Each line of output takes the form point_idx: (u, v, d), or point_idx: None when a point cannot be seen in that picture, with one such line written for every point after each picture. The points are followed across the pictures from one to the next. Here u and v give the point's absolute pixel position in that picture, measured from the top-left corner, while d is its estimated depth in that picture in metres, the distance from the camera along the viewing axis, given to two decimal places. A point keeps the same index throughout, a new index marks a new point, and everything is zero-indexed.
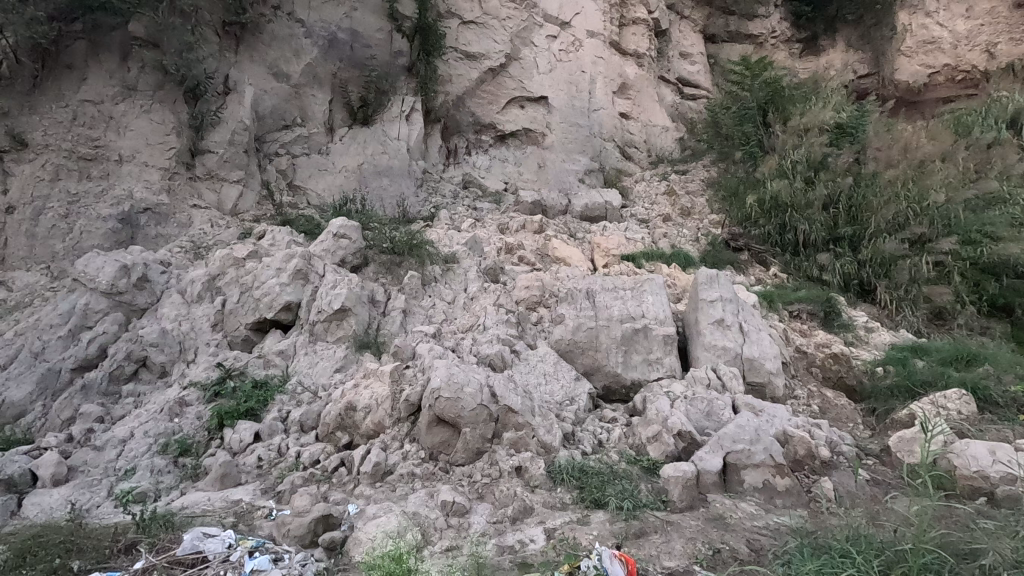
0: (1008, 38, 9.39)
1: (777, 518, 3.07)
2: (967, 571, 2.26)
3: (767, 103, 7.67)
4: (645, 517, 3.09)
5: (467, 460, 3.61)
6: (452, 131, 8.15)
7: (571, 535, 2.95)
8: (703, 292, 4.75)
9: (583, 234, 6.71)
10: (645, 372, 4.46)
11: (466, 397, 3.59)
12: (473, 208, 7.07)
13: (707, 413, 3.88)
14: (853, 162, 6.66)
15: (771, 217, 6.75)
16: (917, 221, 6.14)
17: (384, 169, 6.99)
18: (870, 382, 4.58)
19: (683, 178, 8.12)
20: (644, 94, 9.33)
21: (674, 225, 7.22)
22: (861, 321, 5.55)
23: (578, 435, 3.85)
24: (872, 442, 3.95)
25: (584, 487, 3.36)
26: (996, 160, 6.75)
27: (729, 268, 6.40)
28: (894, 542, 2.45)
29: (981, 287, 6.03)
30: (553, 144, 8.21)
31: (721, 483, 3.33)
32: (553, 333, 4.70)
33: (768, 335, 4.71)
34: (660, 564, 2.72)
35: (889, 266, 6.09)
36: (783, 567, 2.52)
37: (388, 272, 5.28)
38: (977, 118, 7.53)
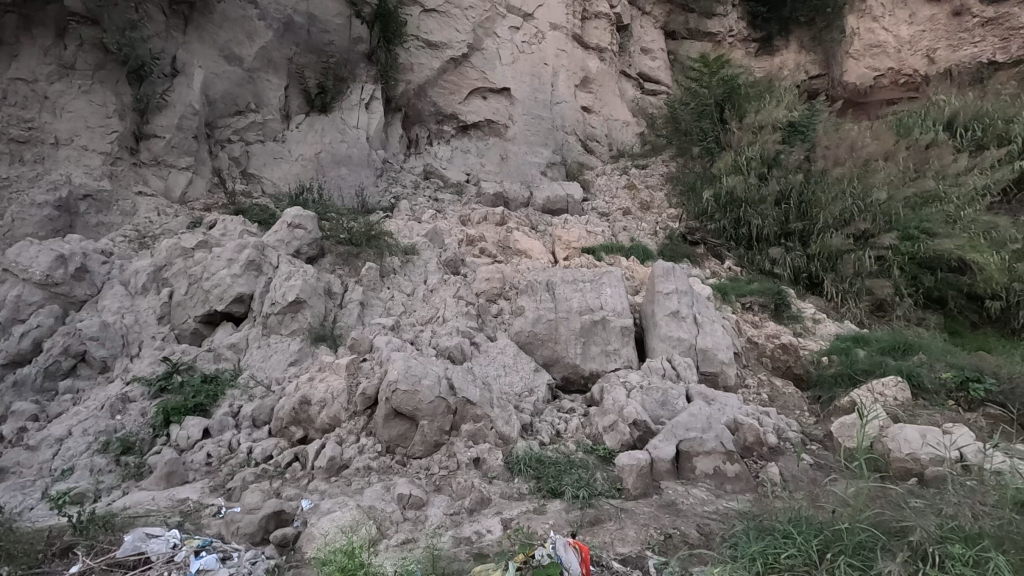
0: (947, 44, 9.84)
1: (726, 503, 3.17)
2: (897, 548, 2.39)
3: (724, 100, 7.92)
4: (600, 505, 3.15)
5: (425, 452, 3.61)
6: (413, 120, 8.03)
7: (527, 525, 2.98)
8: (660, 284, 4.84)
9: (545, 226, 6.74)
10: (604, 363, 4.53)
11: (424, 390, 3.57)
12: (434, 199, 6.98)
13: (662, 402, 3.97)
14: (803, 160, 6.93)
15: (726, 212, 6.99)
16: (862, 216, 6.41)
17: (342, 158, 6.84)
18: (816, 370, 4.79)
19: (643, 172, 8.25)
20: (607, 88, 9.41)
21: (634, 219, 7.33)
22: (809, 312, 5.78)
23: (536, 426, 3.88)
24: (817, 428, 4.14)
25: (541, 477, 3.39)
26: (934, 159, 7.10)
27: (685, 261, 6.54)
28: (832, 523, 2.57)
29: (918, 281, 6.30)
30: (515, 137, 8.19)
31: (674, 470, 3.42)
32: (513, 325, 4.71)
33: (721, 326, 4.84)
34: (614, 550, 2.78)
35: (835, 260, 6.35)
36: (729, 549, 2.61)
37: (345, 264, 5.18)
38: (918, 120, 7.91)
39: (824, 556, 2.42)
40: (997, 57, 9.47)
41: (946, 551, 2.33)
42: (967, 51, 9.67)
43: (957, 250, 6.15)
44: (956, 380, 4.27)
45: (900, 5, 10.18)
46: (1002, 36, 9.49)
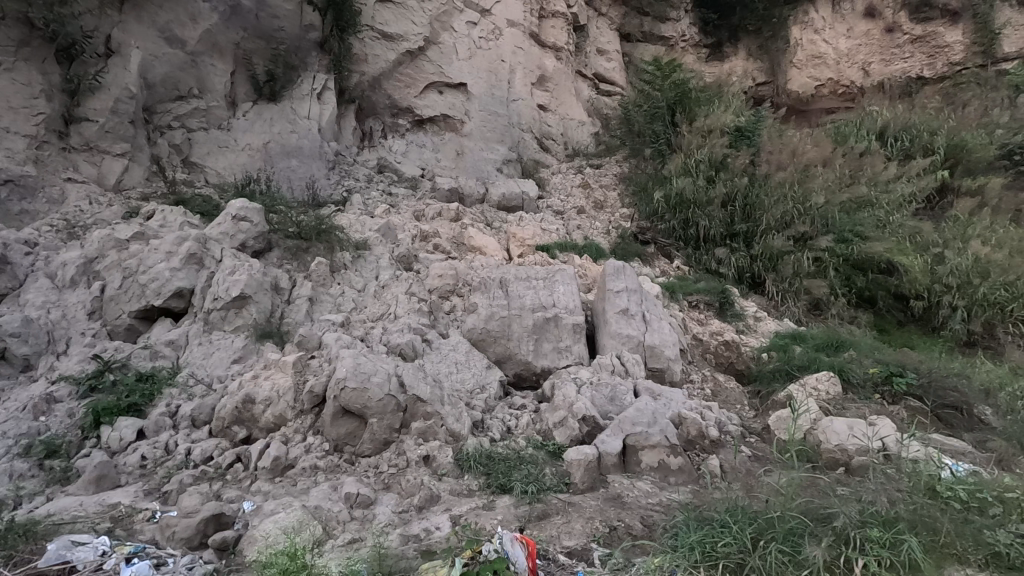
0: (880, 59, 10.48)
1: (669, 494, 3.28)
2: (823, 533, 2.54)
3: (675, 103, 8.15)
4: (548, 500, 3.21)
5: (375, 451, 3.57)
6: (367, 112, 7.88)
7: (475, 521, 3.00)
8: (610, 283, 4.95)
9: (500, 223, 6.74)
10: (555, 360, 4.58)
11: (373, 387, 3.53)
12: (387, 193, 6.87)
13: (611, 398, 4.06)
14: (748, 163, 7.21)
15: (676, 212, 7.22)
16: (801, 220, 6.74)
17: (292, 150, 6.65)
18: (756, 366, 5.01)
19: (597, 172, 8.37)
20: (563, 87, 9.49)
21: (588, 217, 7.44)
22: (751, 311, 6.02)
23: (486, 423, 3.91)
24: (756, 421, 4.33)
25: (490, 474, 3.42)
26: (868, 166, 7.52)
27: (636, 260, 6.70)
28: (765, 511, 2.71)
29: (851, 281, 6.63)
30: (471, 133, 8.15)
31: (620, 464, 3.51)
32: (466, 322, 4.71)
33: (668, 324, 4.99)
34: (560, 544, 2.84)
35: (776, 260, 6.66)
36: (670, 539, 2.71)
37: (294, 258, 5.04)
38: (853, 129, 8.37)
39: (757, 542, 2.56)
40: (924, 73, 10.17)
41: (866, 534, 2.50)
42: (898, 66, 10.36)
43: (886, 253, 6.51)
44: (883, 375, 4.55)
45: (839, 19, 10.76)
46: (929, 53, 10.19)
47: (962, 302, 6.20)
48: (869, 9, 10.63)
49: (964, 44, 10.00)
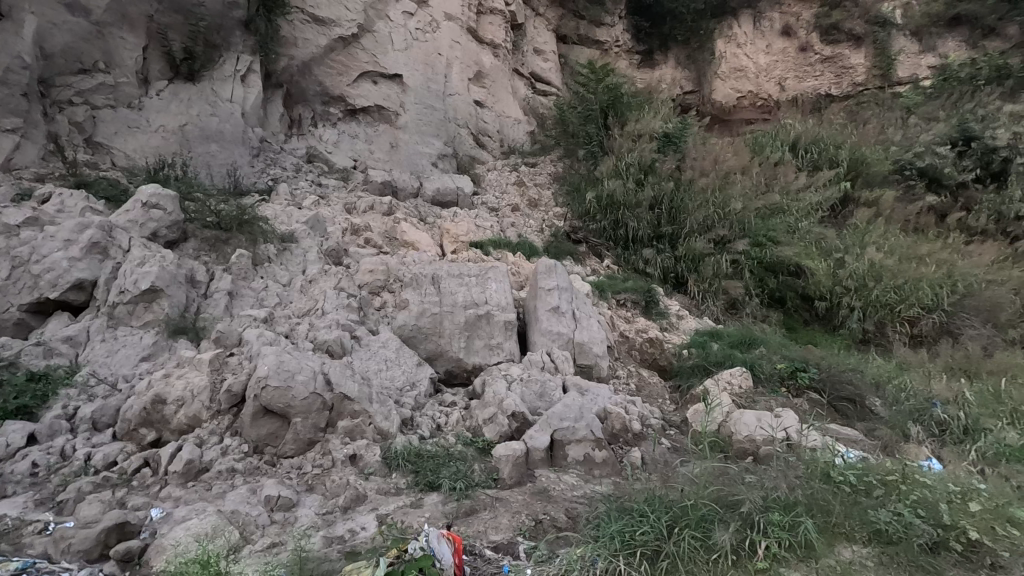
0: (795, 75, 11.33)
1: (593, 486, 3.39)
2: (730, 518, 2.76)
3: (608, 107, 8.43)
4: (476, 496, 3.25)
5: (298, 451, 3.48)
6: (295, 99, 7.56)
7: (402, 520, 2.99)
8: (542, 281, 5.04)
9: (433, 218, 6.67)
10: (486, 357, 4.60)
11: (297, 386, 3.43)
12: (317, 184, 6.62)
13: (540, 394, 4.13)
14: (674, 169, 7.59)
15: (606, 213, 7.47)
16: (720, 224, 7.16)
17: (212, 134, 6.28)
18: (678, 362, 5.28)
19: (532, 170, 8.44)
20: (499, 84, 9.49)
21: (522, 215, 7.52)
22: (674, 309, 6.32)
23: (416, 421, 3.88)
24: (675, 414, 4.56)
25: (418, 471, 3.41)
26: (782, 175, 8.07)
27: (568, 259, 6.85)
28: (680, 500, 2.88)
29: (764, 282, 7.09)
30: (406, 125, 7.99)
31: (548, 459, 3.59)
32: (396, 319, 4.64)
33: (597, 321, 5.14)
34: (486, 539, 2.88)
35: (698, 262, 7.04)
36: (592, 529, 2.81)
37: (212, 249, 4.77)
38: (769, 140, 8.97)
39: (672, 530, 2.72)
40: (832, 91, 11.11)
41: (768, 518, 2.74)
42: (810, 83, 11.24)
43: (794, 257, 7.01)
44: (789, 370, 4.93)
45: (759, 36, 11.50)
46: (836, 73, 11.15)
47: (858, 303, 6.69)
48: (785, 29, 11.46)
49: (866, 67, 10.99)
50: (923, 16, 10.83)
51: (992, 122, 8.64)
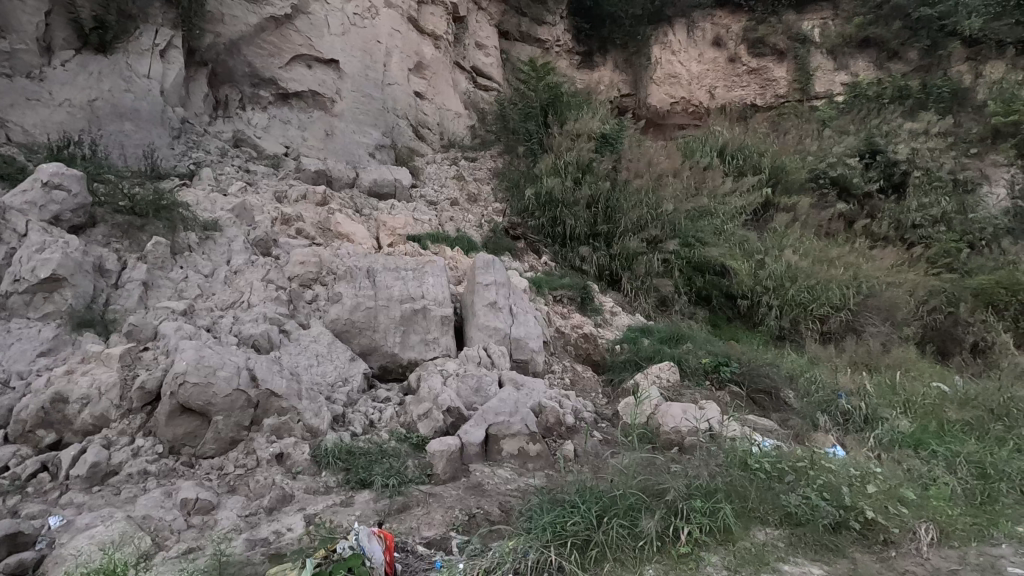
0: (723, 84, 11.96)
1: (527, 480, 3.43)
2: (656, 506, 2.88)
3: (548, 105, 8.57)
4: (409, 492, 3.20)
5: (219, 451, 3.32)
6: (222, 79, 7.13)
7: (331, 519, 2.91)
8: (479, 276, 5.02)
9: (370, 210, 6.50)
10: (422, 352, 4.54)
11: (219, 382, 3.25)
12: (244, 170, 6.28)
13: (476, 389, 4.12)
14: (611, 169, 7.78)
15: (545, 210, 7.56)
16: (653, 224, 7.42)
17: (126, 112, 5.83)
18: (610, 357, 5.44)
19: (472, 165, 8.38)
20: (440, 76, 9.34)
21: (461, 210, 7.46)
22: (608, 306, 6.49)
23: (348, 417, 3.79)
24: (607, 408, 4.70)
25: (349, 469, 3.33)
26: (711, 179, 8.46)
27: (507, 254, 6.88)
28: (609, 490, 2.97)
29: (692, 281, 7.42)
30: (342, 113, 7.73)
31: (482, 453, 3.60)
32: (329, 312, 4.50)
33: (533, 317, 5.18)
34: (418, 536, 2.86)
35: (631, 261, 7.27)
36: (524, 522, 2.83)
37: (124, 236, 4.41)
38: (699, 145, 9.38)
39: (602, 519, 2.80)
40: (757, 101, 11.82)
41: (691, 505, 2.88)
42: (737, 93, 11.89)
43: (720, 257, 7.37)
44: (713, 364, 5.19)
45: (692, 45, 12.00)
46: (760, 85, 11.87)
47: (776, 302, 7.14)
48: (716, 40, 12.06)
49: (787, 81, 11.75)
50: (837, 36, 11.69)
51: (894, 138, 9.46)
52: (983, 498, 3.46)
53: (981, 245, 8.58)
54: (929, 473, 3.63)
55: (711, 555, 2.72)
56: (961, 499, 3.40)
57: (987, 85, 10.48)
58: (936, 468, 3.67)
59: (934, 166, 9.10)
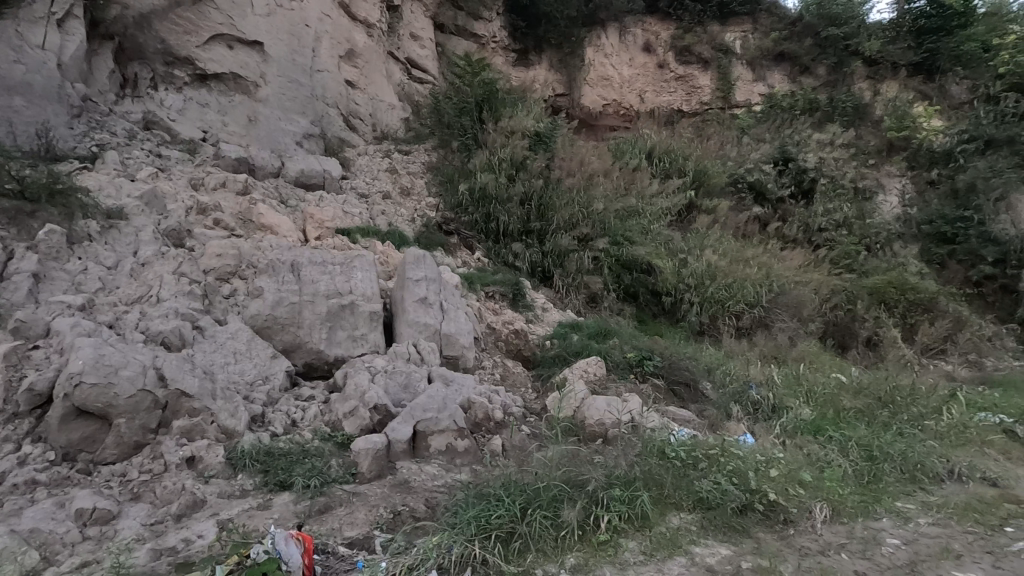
0: (653, 89, 12.42)
1: (454, 476, 3.43)
2: (578, 496, 2.98)
3: (483, 101, 8.55)
4: (332, 492, 3.13)
5: (121, 456, 3.11)
6: (130, 55, 6.61)
7: (246, 523, 2.80)
8: (409, 272, 4.97)
9: (296, 201, 6.24)
10: (349, 348, 4.43)
11: (121, 382, 3.07)
12: (155, 154, 5.85)
13: (404, 386, 4.07)
14: (544, 167, 7.90)
15: (478, 206, 7.59)
16: (584, 222, 7.62)
17: (16, 86, 5.25)
18: (541, 352, 5.54)
19: (405, 158, 8.24)
20: (373, 65, 9.05)
21: (393, 203, 7.33)
22: (539, 302, 6.59)
23: (268, 417, 3.65)
24: (536, 402, 4.79)
25: (268, 471, 3.21)
26: (640, 179, 8.76)
27: (439, 250, 6.83)
28: (534, 482, 3.05)
29: (620, 278, 7.67)
30: (267, 99, 7.34)
31: (410, 450, 3.56)
32: (249, 308, 4.29)
33: (464, 313, 5.17)
34: (340, 536, 2.80)
35: (563, 258, 7.44)
36: (449, 517, 2.85)
37: (12, 223, 4.01)
38: (629, 147, 9.70)
39: (525, 511, 2.87)
40: (683, 107, 12.38)
41: (611, 493, 3.01)
42: (665, 98, 12.38)
43: (647, 256, 7.67)
44: (637, 358, 5.40)
45: (624, 48, 12.33)
46: (687, 91, 12.43)
47: (697, 299, 7.52)
48: (646, 45, 12.46)
49: (711, 89, 12.37)
50: (756, 49, 12.42)
51: (805, 147, 10.18)
52: (870, 477, 3.81)
53: (876, 248, 9.45)
54: (825, 456, 3.95)
55: (628, 541, 2.86)
56: (852, 479, 3.74)
57: (883, 102, 11.57)
58: (831, 452, 4.00)
59: (838, 174, 9.88)
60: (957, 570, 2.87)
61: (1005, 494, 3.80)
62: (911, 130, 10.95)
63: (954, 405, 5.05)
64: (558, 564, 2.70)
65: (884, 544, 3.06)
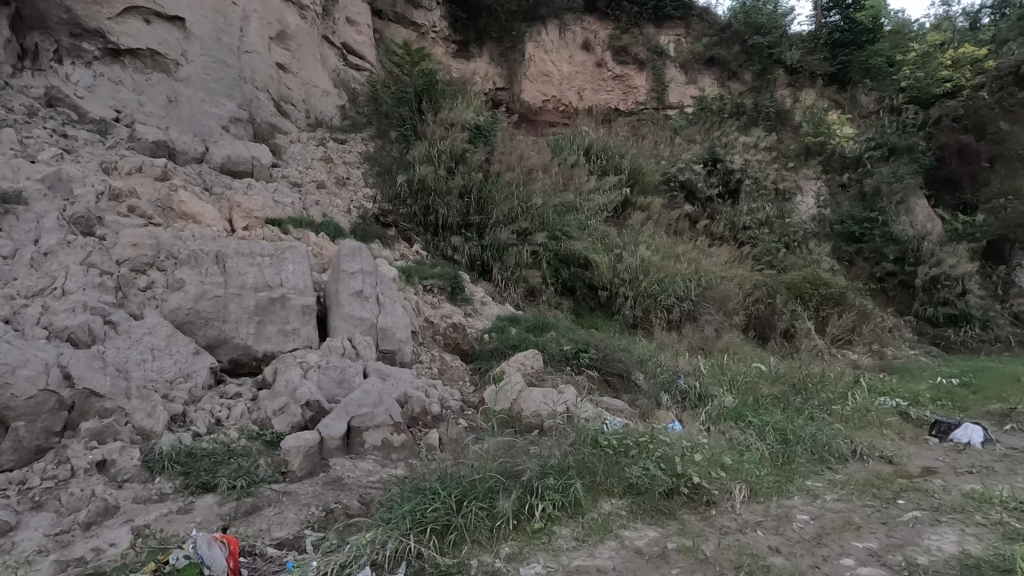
0: (591, 87, 12.64)
1: (389, 471, 3.39)
2: (513, 486, 3.04)
3: (422, 91, 8.44)
4: (259, 492, 3.02)
5: (20, 462, 2.90)
6: (29, 23, 5.97)
7: (165, 529, 2.66)
8: (345, 264, 4.82)
9: (222, 188, 5.90)
10: (279, 344, 4.26)
11: (20, 382, 2.89)
12: (60, 134, 5.36)
13: (339, 381, 3.96)
14: (484, 161, 7.91)
15: (417, 198, 7.52)
16: (522, 217, 7.70)
17: None
18: (479, 346, 5.56)
19: (341, 147, 7.98)
20: (306, 49, 8.69)
21: (328, 193, 7.10)
22: (478, 296, 6.59)
23: (189, 417, 3.46)
24: (474, 395, 4.80)
25: (190, 472, 3.06)
26: (578, 176, 8.93)
27: (376, 242, 6.69)
28: (470, 475, 3.08)
29: (558, 273, 7.79)
30: (189, 79, 6.87)
31: (344, 447, 3.48)
32: (168, 302, 4.03)
33: (402, 307, 5.09)
34: (269, 537, 2.71)
35: (501, 252, 7.48)
36: (384, 512, 2.82)
37: None
38: (567, 143, 9.86)
39: (460, 503, 2.89)
40: (620, 106, 12.70)
41: (545, 483, 3.09)
42: (603, 97, 12.66)
43: (584, 250, 7.85)
44: (574, 351, 5.52)
45: (564, 46, 12.48)
46: (623, 91, 12.76)
47: (631, 292, 7.77)
48: (585, 44, 12.69)
49: (646, 89, 12.78)
50: (688, 53, 12.93)
51: (732, 149, 10.68)
52: (784, 458, 4.11)
53: (794, 246, 10.12)
54: (745, 441, 4.21)
55: (562, 528, 2.94)
56: (768, 461, 4.01)
57: (801, 109, 12.40)
58: (750, 436, 4.27)
59: (761, 176, 10.48)
60: (856, 539, 3.12)
61: (899, 470, 4.19)
62: (826, 136, 11.76)
63: (857, 390, 5.51)
64: (493, 553, 2.73)
65: (795, 520, 3.30)
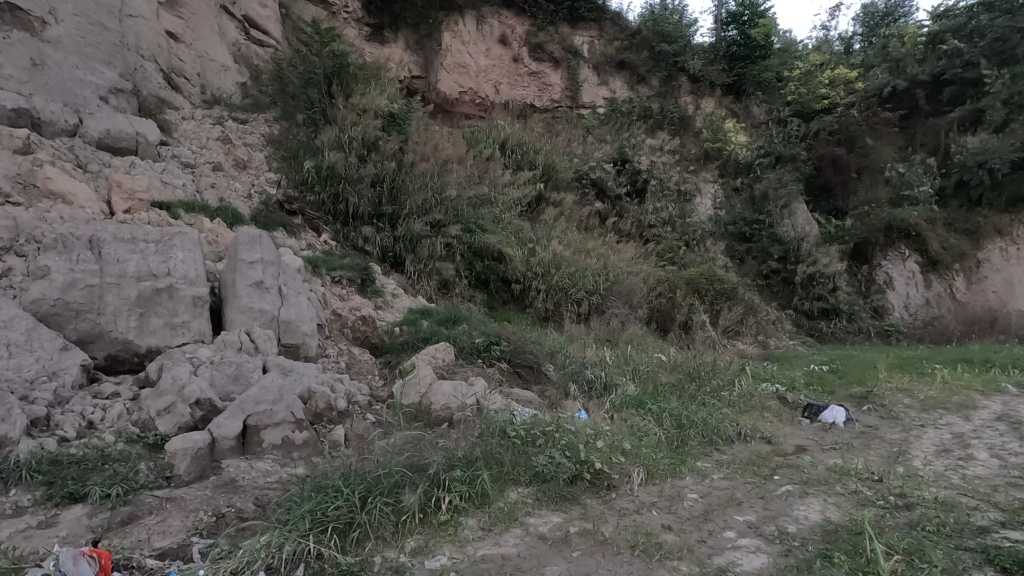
0: (507, 82, 12.70)
1: (289, 470, 3.23)
2: (419, 480, 3.02)
3: (332, 74, 8.08)
4: (138, 500, 2.78)
5: None
6: None
7: (21, 547, 2.40)
8: (243, 253, 4.51)
9: (98, 165, 5.28)
10: (166, 338, 3.91)
11: None
12: None
13: (234, 377, 3.71)
14: (397, 149, 7.73)
15: (325, 185, 7.24)
16: (436, 208, 7.61)
17: None
18: (389, 339, 5.44)
19: (241, 128, 7.42)
20: (202, 18, 7.99)
21: (225, 176, 6.62)
22: (390, 288, 6.43)
23: (54, 420, 3.12)
24: (382, 390, 4.69)
25: (55, 481, 2.79)
26: (492, 169, 8.98)
27: (280, 230, 6.34)
28: (375, 471, 3.03)
29: (472, 265, 7.79)
30: (58, 42, 6.10)
31: (239, 447, 3.27)
32: (29, 292, 3.58)
33: (307, 299, 4.86)
34: (149, 548, 2.50)
35: (414, 243, 7.36)
36: (282, 513, 2.70)
37: None
38: (483, 136, 9.85)
39: (364, 500, 2.83)
40: (535, 103, 12.89)
41: (452, 475, 3.10)
42: (518, 92, 12.79)
43: (498, 244, 7.90)
44: (485, 343, 5.55)
45: (481, 38, 12.41)
46: (539, 88, 12.96)
47: (543, 286, 7.95)
48: (502, 38, 12.69)
49: (561, 87, 13.06)
50: (601, 55, 13.38)
51: (639, 150, 11.19)
52: (678, 441, 4.40)
53: (694, 244, 10.80)
54: (644, 426, 4.48)
55: (468, 519, 2.96)
56: (664, 444, 4.29)
57: (702, 116, 13.25)
58: (648, 423, 4.55)
59: (665, 176, 11.07)
60: (737, 513, 3.42)
61: (776, 449, 4.61)
62: (723, 142, 12.65)
63: (743, 377, 6.03)
64: (398, 548, 2.70)
65: (686, 498, 3.55)
